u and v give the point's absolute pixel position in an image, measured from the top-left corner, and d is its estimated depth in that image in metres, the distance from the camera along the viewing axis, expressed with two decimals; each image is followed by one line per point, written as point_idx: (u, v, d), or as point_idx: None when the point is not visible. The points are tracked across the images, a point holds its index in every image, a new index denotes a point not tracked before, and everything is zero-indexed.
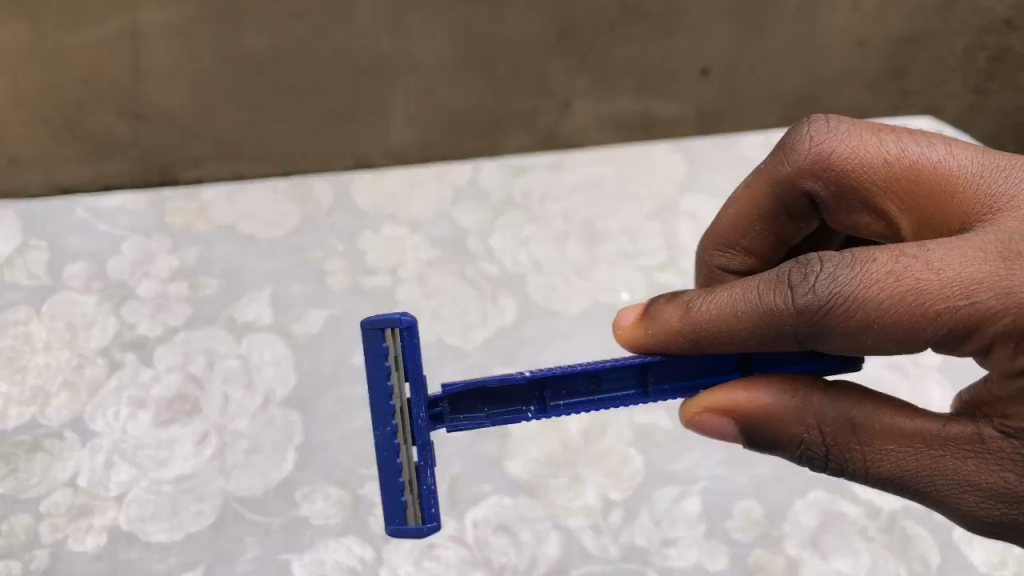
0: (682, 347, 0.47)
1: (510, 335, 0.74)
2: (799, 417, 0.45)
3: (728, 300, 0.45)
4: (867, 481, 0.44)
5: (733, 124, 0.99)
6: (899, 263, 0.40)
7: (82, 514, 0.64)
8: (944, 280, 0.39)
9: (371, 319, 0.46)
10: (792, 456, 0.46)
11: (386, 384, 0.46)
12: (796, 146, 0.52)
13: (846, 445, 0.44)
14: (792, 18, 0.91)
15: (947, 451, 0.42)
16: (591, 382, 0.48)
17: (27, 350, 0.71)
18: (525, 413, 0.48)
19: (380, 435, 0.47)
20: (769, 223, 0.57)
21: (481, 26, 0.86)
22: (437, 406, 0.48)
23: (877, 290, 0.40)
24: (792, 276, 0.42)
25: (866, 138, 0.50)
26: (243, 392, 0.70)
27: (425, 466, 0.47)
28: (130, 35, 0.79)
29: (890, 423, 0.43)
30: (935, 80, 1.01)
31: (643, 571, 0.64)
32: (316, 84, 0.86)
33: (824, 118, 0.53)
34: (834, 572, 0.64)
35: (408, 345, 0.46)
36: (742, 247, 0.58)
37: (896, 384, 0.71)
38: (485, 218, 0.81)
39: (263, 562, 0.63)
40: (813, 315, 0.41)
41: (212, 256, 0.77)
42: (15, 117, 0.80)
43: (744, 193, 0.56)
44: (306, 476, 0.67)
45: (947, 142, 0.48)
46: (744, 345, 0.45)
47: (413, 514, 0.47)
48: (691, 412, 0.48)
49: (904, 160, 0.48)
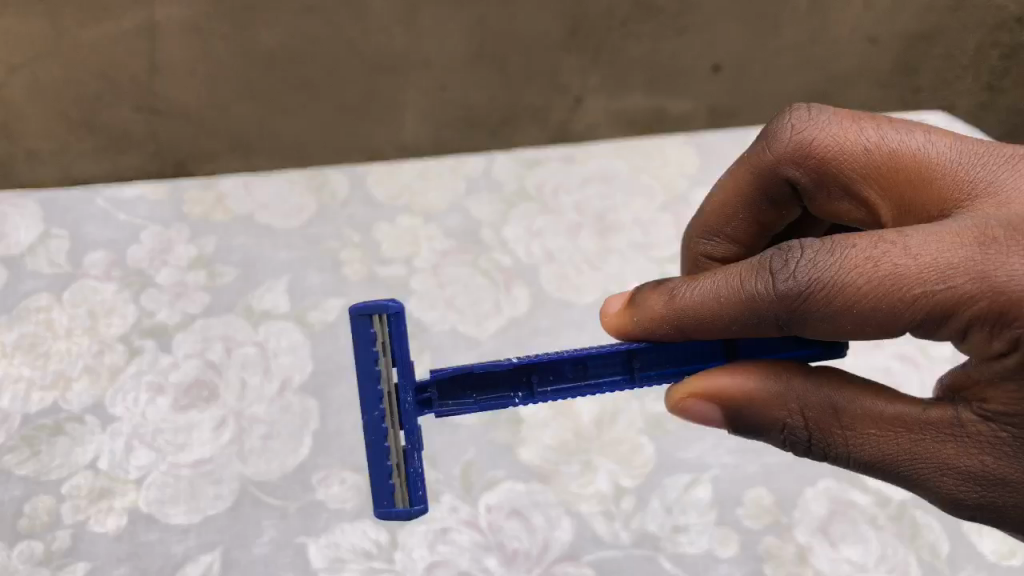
0: (668, 334, 0.48)
1: (523, 325, 0.75)
2: (783, 402, 0.45)
3: (711, 288, 0.45)
4: (849, 465, 0.45)
5: (744, 122, 0.99)
6: (877, 248, 0.40)
7: (102, 497, 0.65)
8: (922, 265, 0.40)
9: (358, 305, 0.47)
10: (776, 441, 0.47)
11: (374, 369, 0.47)
12: (778, 134, 0.53)
13: (828, 429, 0.44)
14: (802, 14, 0.92)
15: (927, 435, 0.43)
16: (577, 367, 0.49)
17: (49, 335, 0.72)
18: (512, 398, 0.49)
19: (368, 419, 0.47)
20: (753, 212, 0.58)
21: (495, 24, 0.87)
22: (426, 392, 0.49)
23: (856, 275, 0.40)
24: (774, 262, 0.43)
25: (847, 126, 0.51)
26: (261, 378, 0.71)
27: (413, 450, 0.48)
28: (147, 30, 0.81)
29: (871, 407, 0.44)
30: (947, 77, 1.01)
31: (653, 557, 0.65)
32: (330, 79, 0.87)
33: (805, 106, 0.53)
34: (844, 560, 0.65)
35: (395, 331, 0.47)
36: (727, 234, 0.60)
37: (905, 376, 0.72)
38: (498, 209, 0.82)
39: (280, 544, 0.64)
40: (794, 301, 0.42)
41: (230, 245, 0.78)
42: (35, 110, 0.82)
43: (728, 182, 0.58)
44: (322, 461, 0.68)
45: (926, 129, 0.49)
46: (728, 330, 0.45)
47: (401, 497, 0.47)
48: (677, 396, 0.48)
49: (883, 147, 0.49)
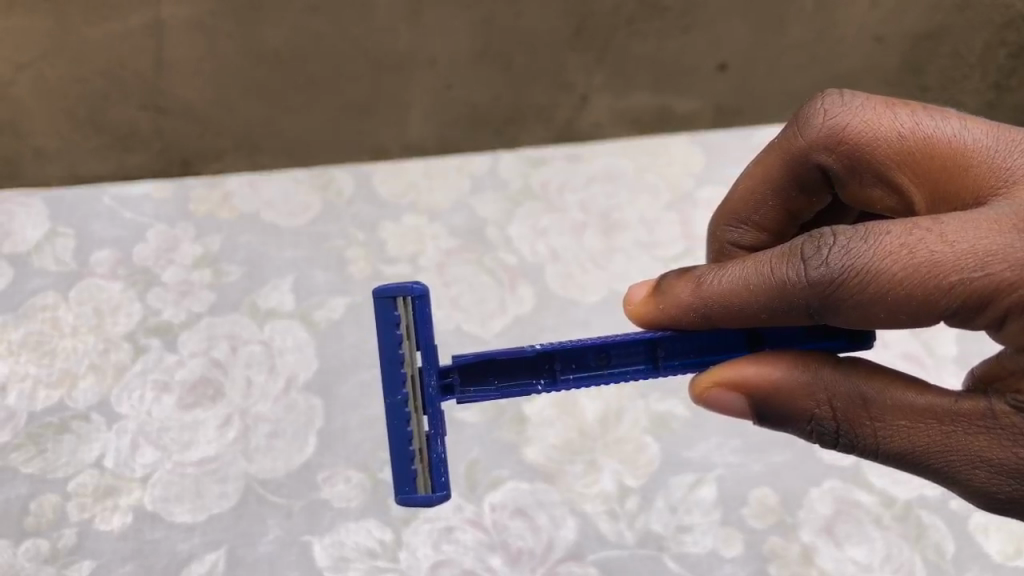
0: (694, 322, 0.48)
1: (528, 323, 0.75)
2: (811, 392, 0.45)
3: (740, 275, 0.45)
4: (878, 457, 0.44)
5: (747, 121, 0.99)
6: (911, 235, 0.40)
7: (107, 495, 0.66)
8: (958, 252, 0.39)
9: (383, 287, 0.47)
10: (802, 433, 0.47)
11: (397, 352, 0.47)
12: (810, 120, 0.53)
13: (856, 421, 0.44)
14: (810, 12, 0.92)
15: (959, 427, 0.42)
16: (600, 356, 0.48)
17: (55, 334, 0.72)
18: (534, 385, 0.48)
19: (390, 403, 0.47)
20: (781, 199, 0.57)
21: (503, 22, 0.87)
22: (448, 376, 0.48)
23: (891, 262, 0.40)
24: (806, 249, 0.42)
25: (881, 113, 0.50)
26: (266, 376, 0.71)
27: (436, 435, 0.47)
28: (153, 29, 0.80)
29: (901, 398, 0.43)
30: (954, 76, 1.01)
31: (658, 557, 0.64)
32: (336, 76, 0.87)
33: (839, 93, 0.53)
34: (849, 560, 0.64)
35: (420, 314, 0.47)
36: (754, 222, 0.59)
37: (911, 374, 0.72)
38: (504, 207, 0.82)
39: (285, 543, 0.64)
40: (825, 288, 0.41)
41: (235, 243, 0.78)
42: (42, 110, 0.82)
43: (757, 168, 0.57)
44: (327, 459, 0.68)
45: (963, 116, 0.48)
46: (757, 318, 0.45)
47: (423, 483, 0.46)
48: (701, 386, 0.48)
49: (918, 134, 0.49)
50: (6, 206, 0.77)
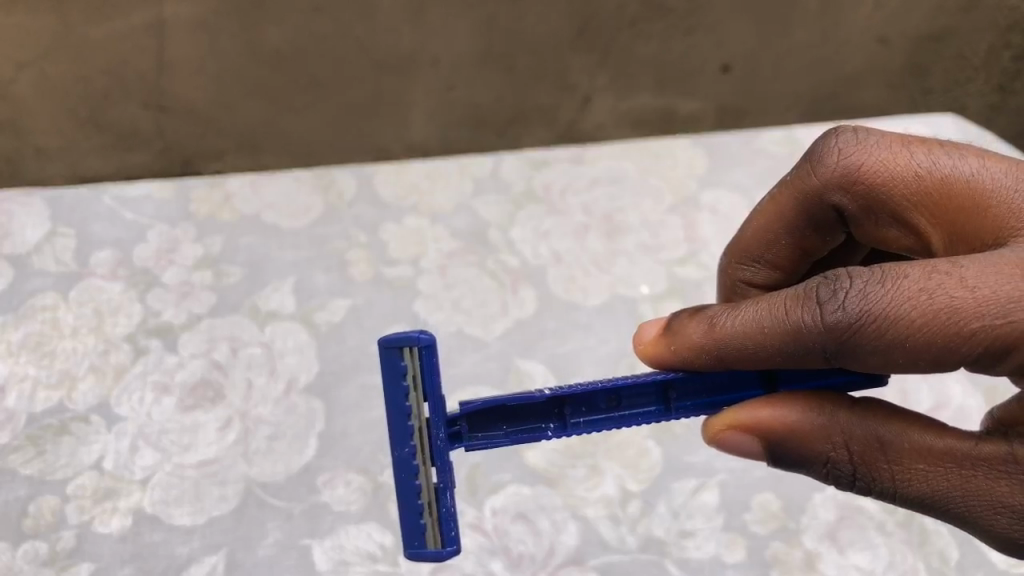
0: (706, 365, 0.47)
1: (529, 327, 0.74)
2: (827, 434, 0.44)
3: (753, 317, 0.44)
4: (896, 499, 0.44)
5: (752, 122, 1.00)
6: (930, 278, 0.40)
7: (107, 497, 0.65)
8: (979, 298, 0.39)
9: (388, 337, 0.45)
10: (818, 474, 0.46)
11: (404, 404, 0.46)
12: (824, 159, 0.52)
13: (873, 464, 0.43)
14: (815, 14, 0.90)
15: (980, 471, 0.42)
16: (610, 399, 0.48)
17: (55, 335, 0.72)
18: (544, 430, 0.47)
19: (398, 456, 0.46)
20: (796, 237, 0.56)
21: (506, 22, 0.84)
22: (455, 425, 0.47)
23: (910, 308, 0.39)
24: (820, 293, 0.42)
25: (896, 151, 0.50)
26: (266, 378, 0.71)
27: (445, 488, 0.47)
28: (155, 27, 0.78)
29: (919, 441, 0.43)
30: (958, 78, 1.00)
31: (661, 562, 0.64)
32: (338, 77, 0.86)
33: (852, 131, 0.53)
34: (852, 566, 0.64)
35: (427, 364, 0.46)
36: (767, 261, 0.58)
37: (915, 381, 0.72)
38: (506, 209, 0.81)
39: (284, 546, 0.64)
40: (842, 333, 0.41)
41: (236, 245, 0.78)
42: (41, 108, 0.81)
43: (768, 206, 0.56)
44: (327, 462, 0.67)
45: (980, 154, 0.48)
46: (770, 361, 0.44)
47: (432, 538, 0.46)
48: (716, 428, 0.47)
49: (934, 174, 0.48)
50: (6, 206, 0.77)
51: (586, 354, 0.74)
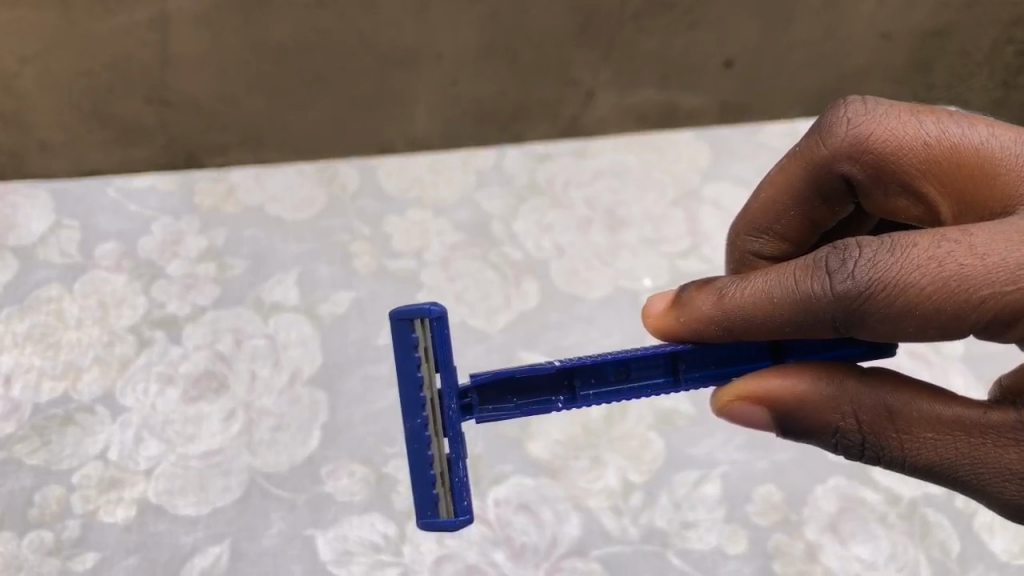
0: (715, 336, 0.47)
1: (533, 319, 0.75)
2: (836, 405, 0.44)
3: (763, 287, 0.44)
4: (904, 468, 0.44)
5: (754, 116, 1.00)
6: (940, 246, 0.40)
7: (113, 487, 0.66)
8: (989, 265, 0.39)
9: (399, 309, 0.45)
10: (827, 445, 0.46)
11: (417, 375, 0.46)
12: (834, 129, 0.52)
13: (882, 433, 0.44)
14: (818, 11, 0.89)
15: (989, 439, 0.42)
16: (619, 371, 0.48)
17: (60, 326, 0.73)
18: (554, 402, 0.47)
19: (410, 427, 0.46)
20: (804, 208, 0.56)
21: (508, 18, 0.83)
22: (466, 397, 0.47)
23: (920, 275, 0.40)
24: (830, 262, 0.42)
25: (905, 121, 0.50)
26: (270, 369, 0.71)
27: (457, 459, 0.47)
28: (159, 23, 0.77)
29: (928, 410, 0.43)
30: (962, 74, 0.99)
31: (663, 553, 0.64)
32: (341, 72, 0.86)
33: (860, 101, 0.53)
34: (853, 557, 0.64)
35: (438, 336, 0.46)
36: (776, 232, 0.57)
37: (917, 372, 0.72)
38: (508, 202, 0.82)
39: (288, 537, 0.64)
40: (852, 302, 0.41)
41: (240, 237, 0.78)
42: (43, 104, 0.81)
43: (777, 177, 0.56)
44: (331, 453, 0.68)
45: (989, 123, 0.49)
46: (780, 331, 0.44)
47: (445, 508, 0.46)
48: (723, 400, 0.47)
49: (945, 142, 0.49)
50: (11, 199, 0.78)
51: (589, 346, 0.74)
